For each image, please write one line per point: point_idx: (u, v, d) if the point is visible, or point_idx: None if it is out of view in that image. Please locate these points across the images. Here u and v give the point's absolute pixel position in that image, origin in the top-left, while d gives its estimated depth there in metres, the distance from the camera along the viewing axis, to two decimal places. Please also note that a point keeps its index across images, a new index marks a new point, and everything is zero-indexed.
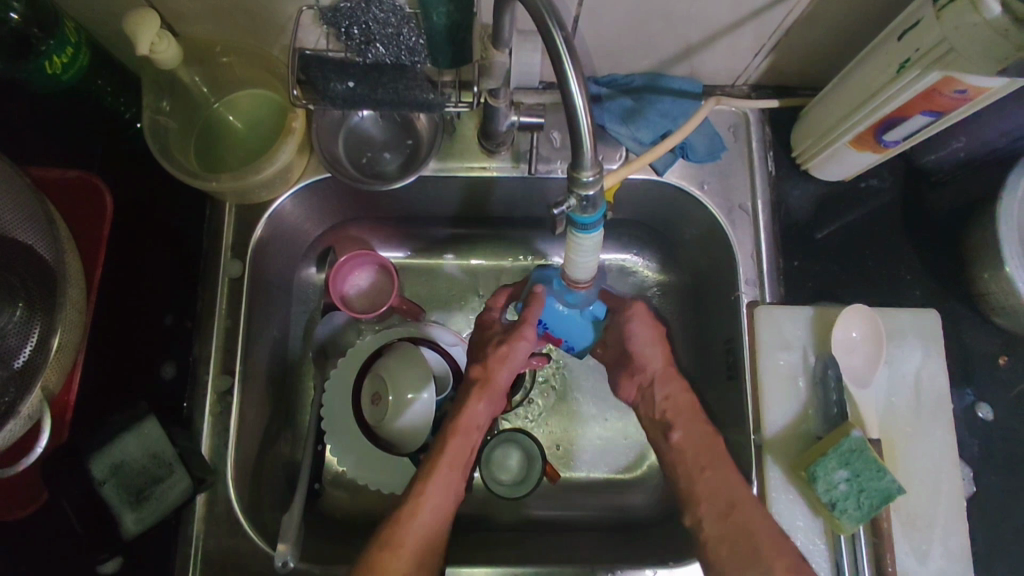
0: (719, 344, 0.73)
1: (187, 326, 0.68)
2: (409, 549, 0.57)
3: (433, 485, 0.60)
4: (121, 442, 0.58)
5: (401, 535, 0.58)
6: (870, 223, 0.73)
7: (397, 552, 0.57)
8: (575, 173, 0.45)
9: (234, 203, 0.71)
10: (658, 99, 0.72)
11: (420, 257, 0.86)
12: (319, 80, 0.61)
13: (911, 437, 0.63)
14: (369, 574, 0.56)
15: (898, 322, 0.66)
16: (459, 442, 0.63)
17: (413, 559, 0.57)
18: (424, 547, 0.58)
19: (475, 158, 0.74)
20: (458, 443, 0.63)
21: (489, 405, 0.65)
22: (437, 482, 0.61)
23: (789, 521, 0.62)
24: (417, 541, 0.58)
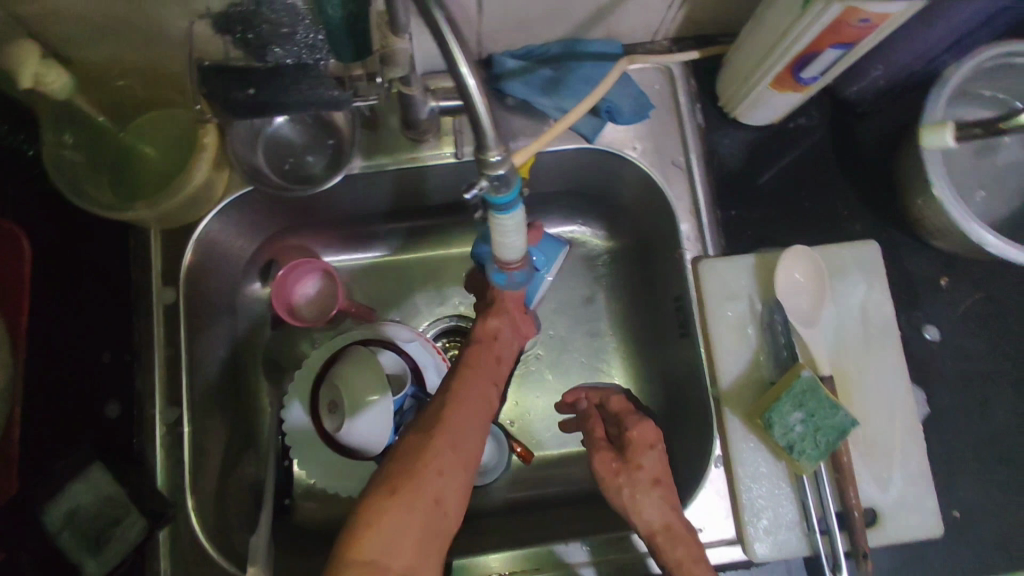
0: (670, 303, 0.73)
1: (126, 360, 0.66)
2: (441, 451, 0.52)
3: (465, 394, 0.58)
4: (71, 489, 0.57)
5: (431, 438, 0.53)
6: (801, 162, 0.73)
7: (427, 456, 0.52)
8: (481, 156, 0.44)
9: (158, 229, 0.68)
10: (579, 65, 0.71)
11: (366, 257, 0.84)
12: (218, 92, 0.58)
13: (863, 368, 0.64)
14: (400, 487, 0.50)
15: (838, 258, 0.66)
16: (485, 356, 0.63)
17: (451, 469, 0.52)
18: (457, 451, 0.53)
19: (401, 150, 0.72)
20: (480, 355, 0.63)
21: (505, 320, 0.66)
22: (460, 395, 0.58)
23: (753, 468, 0.62)
24: (452, 449, 0.53)
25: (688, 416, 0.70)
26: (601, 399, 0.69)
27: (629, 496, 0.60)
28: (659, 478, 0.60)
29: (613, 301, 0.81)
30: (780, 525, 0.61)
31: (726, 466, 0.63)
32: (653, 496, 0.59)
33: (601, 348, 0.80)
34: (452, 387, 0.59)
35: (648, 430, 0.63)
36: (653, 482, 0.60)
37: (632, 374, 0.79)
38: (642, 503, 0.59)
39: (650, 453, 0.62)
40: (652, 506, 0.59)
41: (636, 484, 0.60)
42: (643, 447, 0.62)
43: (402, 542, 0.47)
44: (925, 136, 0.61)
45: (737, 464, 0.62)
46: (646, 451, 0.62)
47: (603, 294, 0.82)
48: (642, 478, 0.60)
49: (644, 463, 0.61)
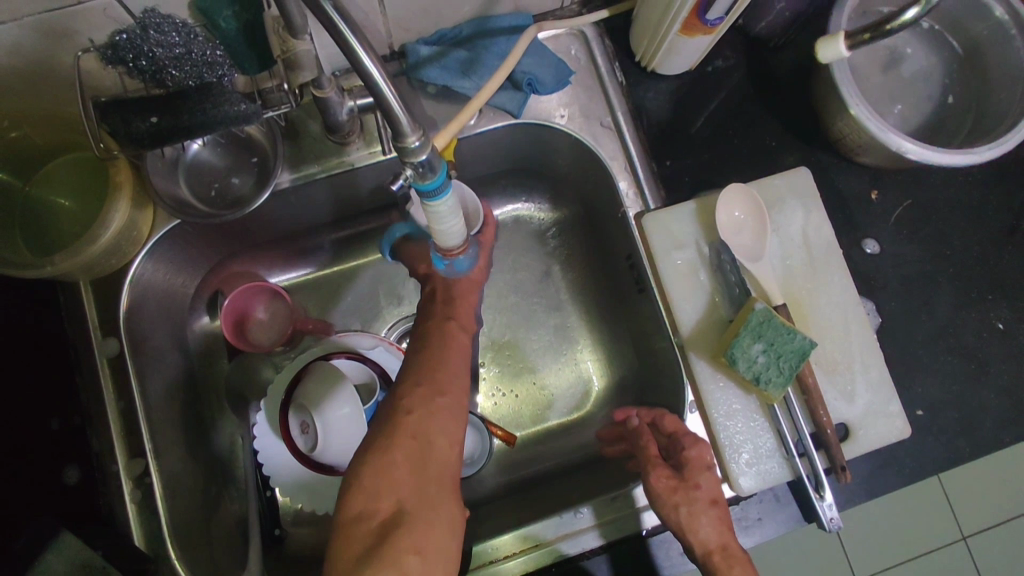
0: (623, 262, 0.74)
1: (78, 423, 0.63)
2: (442, 398, 0.55)
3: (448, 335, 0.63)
4: (44, 564, 0.53)
5: (429, 388, 0.56)
6: (727, 103, 0.74)
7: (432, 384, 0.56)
8: (401, 145, 0.43)
9: (88, 280, 0.65)
10: (492, 42, 0.70)
11: (314, 271, 0.83)
12: (120, 126, 0.55)
13: (813, 291, 0.66)
14: (415, 419, 0.53)
15: (774, 190, 0.68)
16: (441, 303, 0.67)
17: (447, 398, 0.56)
18: (457, 398, 0.56)
19: (326, 156, 0.70)
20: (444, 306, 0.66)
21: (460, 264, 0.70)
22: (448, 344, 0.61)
23: (727, 407, 0.64)
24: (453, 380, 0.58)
25: (658, 368, 0.71)
26: (654, 419, 0.66)
27: (687, 515, 0.58)
28: (715, 498, 0.60)
29: (568, 270, 0.82)
30: (761, 456, 0.63)
31: (701, 409, 0.65)
32: (710, 516, 0.59)
33: (565, 319, 0.81)
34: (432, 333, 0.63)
35: (706, 452, 0.61)
36: (710, 502, 0.60)
37: (599, 339, 0.80)
38: (699, 522, 0.58)
39: (708, 475, 0.61)
40: (708, 528, 0.58)
41: (694, 503, 0.59)
42: (700, 468, 0.61)
43: (426, 471, 0.50)
44: (821, 51, 0.55)
45: (711, 405, 0.64)
46: (703, 472, 0.61)
47: (557, 266, 0.82)
48: (700, 499, 0.59)
49: (702, 483, 0.60)
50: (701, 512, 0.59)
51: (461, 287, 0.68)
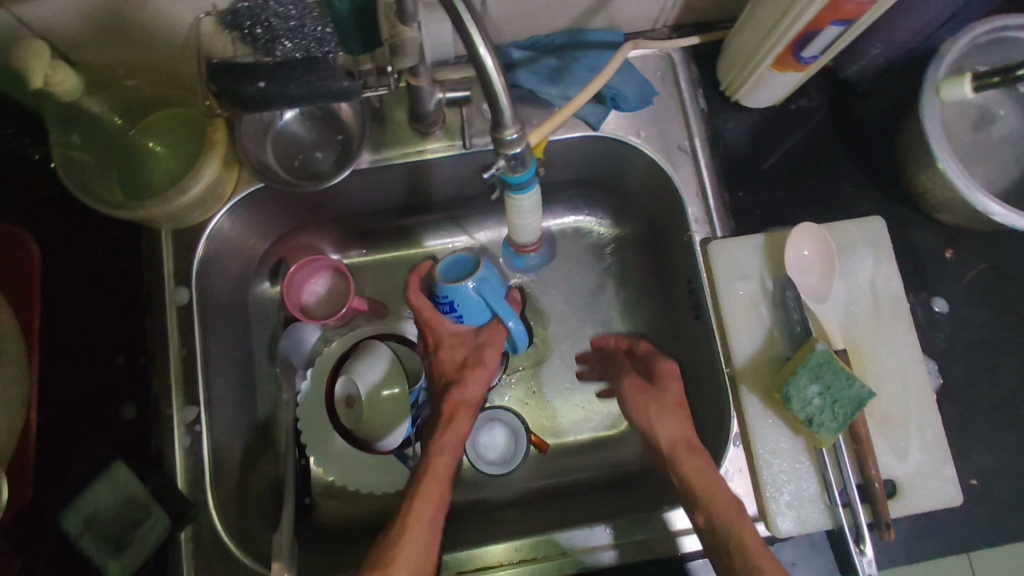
0: (682, 287, 0.74)
1: (142, 363, 0.65)
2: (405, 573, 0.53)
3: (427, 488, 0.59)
4: (90, 493, 0.56)
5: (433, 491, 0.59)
6: (806, 143, 0.74)
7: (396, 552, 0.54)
8: (498, 135, 0.44)
9: (169, 229, 0.68)
10: (582, 54, 0.71)
11: (372, 254, 0.85)
12: (229, 86, 0.57)
13: (875, 341, 0.65)
14: None
15: (846, 234, 0.67)
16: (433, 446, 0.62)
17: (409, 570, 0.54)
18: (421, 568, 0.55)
19: (407, 144, 0.72)
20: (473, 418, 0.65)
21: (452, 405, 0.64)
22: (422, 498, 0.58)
23: (773, 444, 0.63)
24: (420, 549, 0.55)
25: (704, 396, 0.71)
26: (629, 345, 0.74)
27: (654, 410, 0.63)
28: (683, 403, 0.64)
29: (623, 288, 0.82)
30: (802, 500, 0.61)
31: (745, 444, 0.64)
32: (676, 415, 0.63)
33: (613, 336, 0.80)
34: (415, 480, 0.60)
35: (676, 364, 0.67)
36: (677, 405, 0.64)
37: None
38: (664, 418, 0.63)
39: (677, 381, 0.65)
40: (668, 424, 0.62)
41: (662, 403, 0.64)
42: (670, 375, 0.66)
43: None
44: (946, 89, 0.61)
45: (757, 441, 0.63)
46: (673, 379, 0.66)
47: (611, 283, 0.82)
48: (667, 400, 0.64)
49: (671, 388, 0.65)
50: (665, 408, 0.63)
51: (454, 424, 0.63)
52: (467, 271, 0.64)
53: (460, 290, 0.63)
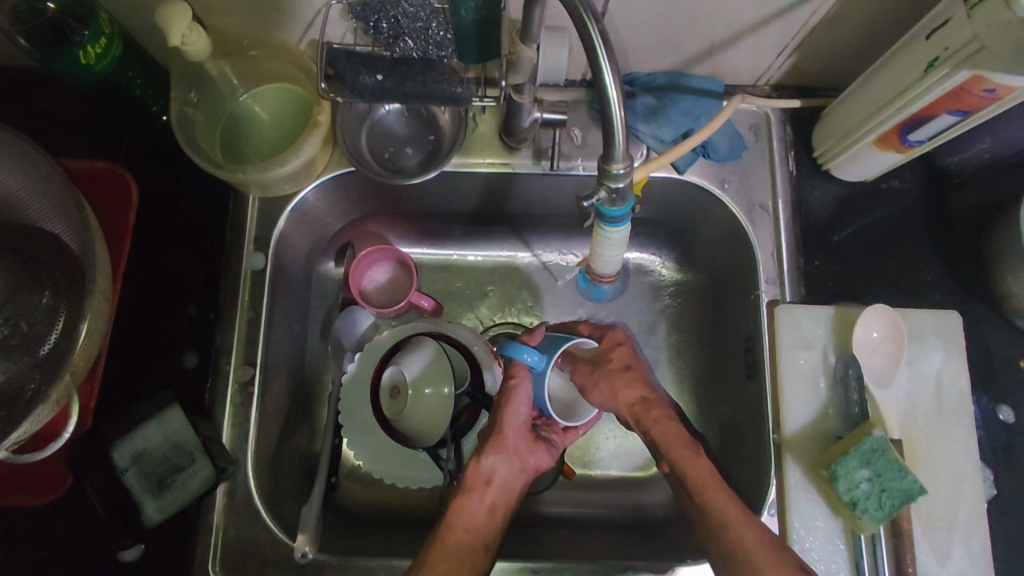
0: (739, 344, 0.72)
1: (209, 317, 0.68)
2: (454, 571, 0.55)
3: (464, 509, 0.59)
4: (143, 431, 0.59)
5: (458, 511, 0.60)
6: (894, 222, 0.72)
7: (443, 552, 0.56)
8: (605, 166, 0.46)
9: (258, 197, 0.71)
10: (680, 97, 0.72)
11: (423, 254, 0.84)
12: (347, 73, 0.60)
13: (933, 437, 0.63)
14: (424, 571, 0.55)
15: (919, 323, 0.66)
16: (475, 471, 0.61)
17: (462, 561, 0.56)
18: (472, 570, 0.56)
19: (495, 154, 0.74)
20: (498, 460, 0.61)
21: (496, 445, 0.61)
22: (460, 514, 0.59)
23: (810, 520, 0.62)
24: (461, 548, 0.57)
25: (744, 459, 0.69)
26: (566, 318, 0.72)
27: (607, 385, 0.65)
28: (628, 364, 0.67)
29: (675, 335, 0.80)
30: None
31: (781, 514, 0.63)
32: (626, 378, 0.66)
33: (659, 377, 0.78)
34: (457, 500, 0.60)
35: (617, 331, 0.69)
36: (624, 367, 0.67)
37: (687, 410, 0.77)
38: (618, 387, 0.65)
39: (621, 349, 0.68)
40: (626, 388, 0.66)
41: (611, 376, 0.66)
42: (613, 344, 0.68)
43: None
44: None
45: (794, 514, 0.62)
46: (615, 346, 0.68)
47: (664, 327, 0.80)
48: (616, 367, 0.67)
49: (614, 355, 0.68)
50: (627, 387, 0.66)
51: (498, 456, 0.61)
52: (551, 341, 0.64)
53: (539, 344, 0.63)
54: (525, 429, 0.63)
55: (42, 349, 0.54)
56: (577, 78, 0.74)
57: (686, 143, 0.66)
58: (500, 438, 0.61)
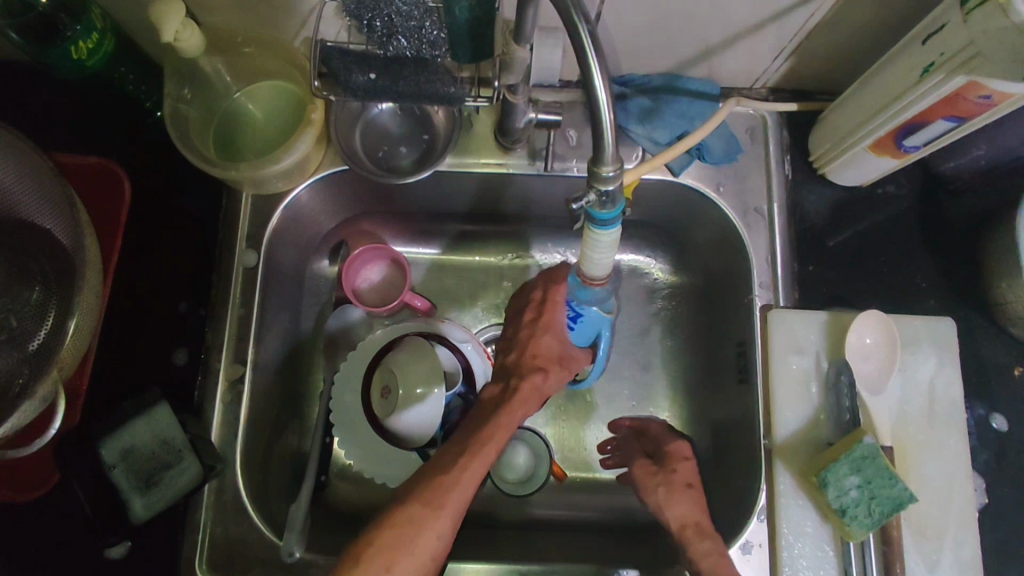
0: (731, 348, 0.72)
1: (201, 313, 0.69)
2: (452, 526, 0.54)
3: (485, 457, 0.56)
4: (130, 427, 0.59)
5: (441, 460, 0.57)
6: (889, 228, 0.72)
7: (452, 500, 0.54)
8: (595, 168, 0.45)
9: (251, 194, 0.71)
10: (676, 99, 0.71)
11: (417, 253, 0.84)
12: (341, 71, 0.60)
13: (924, 445, 0.63)
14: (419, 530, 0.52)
15: (913, 330, 0.66)
16: (509, 416, 0.59)
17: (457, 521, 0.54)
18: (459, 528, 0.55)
19: (489, 154, 0.73)
20: (516, 426, 0.60)
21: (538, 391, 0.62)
22: (479, 461, 0.56)
23: (799, 527, 0.62)
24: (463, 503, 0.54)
25: (734, 463, 0.69)
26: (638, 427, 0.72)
27: (664, 495, 0.62)
28: (692, 482, 0.63)
29: (669, 338, 0.79)
30: None
31: (771, 520, 0.63)
32: (685, 495, 0.62)
33: (651, 380, 0.78)
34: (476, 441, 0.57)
35: (687, 444, 0.66)
36: (685, 485, 0.62)
37: (678, 412, 0.77)
38: (673, 501, 0.61)
39: (685, 462, 0.64)
40: (676, 505, 0.61)
41: (669, 485, 0.63)
42: (679, 457, 0.65)
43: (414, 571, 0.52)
44: None
45: (783, 520, 0.62)
46: (681, 459, 0.65)
47: (658, 329, 0.80)
48: (676, 480, 0.63)
49: (678, 468, 0.64)
50: (671, 495, 0.62)
51: (527, 407, 0.61)
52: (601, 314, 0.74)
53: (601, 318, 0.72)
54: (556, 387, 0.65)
55: (30, 346, 0.54)
56: (572, 79, 0.74)
57: (682, 144, 0.64)
58: (541, 389, 0.62)
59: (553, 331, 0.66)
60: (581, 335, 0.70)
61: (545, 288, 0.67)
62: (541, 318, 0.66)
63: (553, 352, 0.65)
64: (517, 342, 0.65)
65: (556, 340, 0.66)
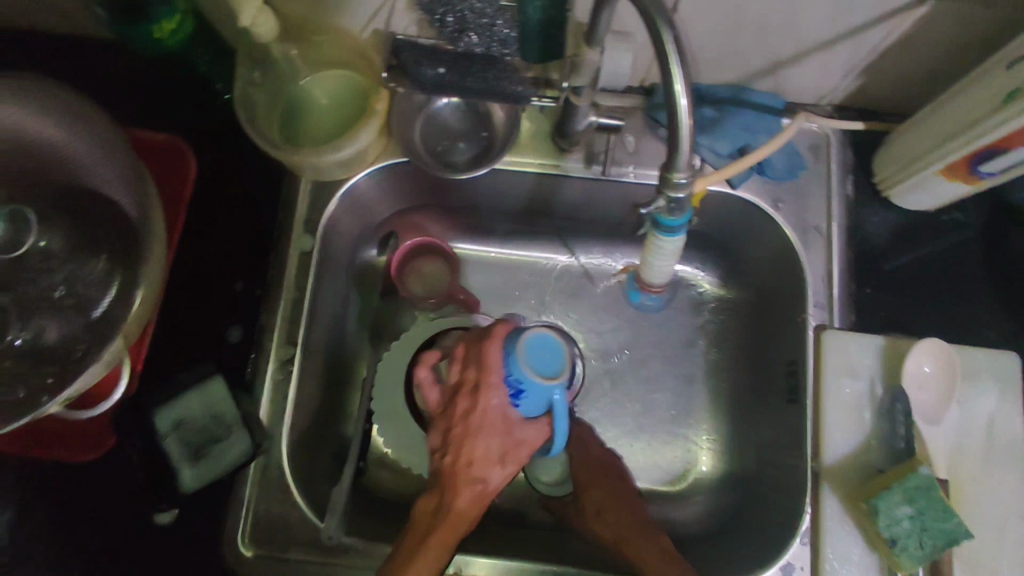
0: (780, 367, 0.71)
1: (256, 294, 0.69)
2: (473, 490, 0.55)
3: (484, 420, 0.55)
4: (185, 400, 0.61)
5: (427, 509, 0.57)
6: (953, 255, 0.69)
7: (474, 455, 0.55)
8: (667, 175, 0.45)
9: (310, 180, 0.72)
10: (741, 111, 0.70)
11: (464, 249, 0.84)
12: (410, 65, 0.60)
13: (981, 481, 0.61)
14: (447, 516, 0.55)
15: (973, 361, 0.64)
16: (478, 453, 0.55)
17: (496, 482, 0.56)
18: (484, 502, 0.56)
19: (546, 155, 0.73)
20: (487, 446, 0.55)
21: (484, 461, 0.55)
22: (473, 424, 0.55)
23: (845, 552, 0.61)
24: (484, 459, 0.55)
25: (778, 484, 0.68)
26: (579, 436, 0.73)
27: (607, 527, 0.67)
28: (601, 508, 0.68)
29: (713, 350, 0.79)
30: None
31: (815, 544, 0.62)
32: (617, 515, 0.67)
33: (692, 392, 0.77)
34: (460, 424, 0.56)
35: (590, 470, 0.70)
36: (596, 509, 0.68)
37: (718, 427, 0.76)
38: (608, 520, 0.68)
39: (599, 486, 0.69)
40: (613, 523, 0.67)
41: (593, 515, 0.69)
42: (594, 480, 0.70)
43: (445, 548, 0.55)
44: None
45: (828, 545, 0.61)
46: (596, 487, 0.69)
47: (702, 341, 0.79)
48: (589, 508, 0.69)
49: (590, 495, 0.69)
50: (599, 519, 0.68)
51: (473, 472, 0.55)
52: (555, 366, 0.55)
53: (548, 389, 0.55)
54: (521, 447, 0.56)
55: (95, 313, 0.56)
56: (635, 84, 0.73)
57: (746, 158, 0.64)
58: (489, 473, 0.55)
59: (497, 397, 0.55)
60: (528, 409, 0.55)
61: (478, 353, 0.56)
62: (473, 408, 0.55)
63: (497, 432, 0.55)
64: (450, 441, 0.56)
65: (495, 435, 0.55)
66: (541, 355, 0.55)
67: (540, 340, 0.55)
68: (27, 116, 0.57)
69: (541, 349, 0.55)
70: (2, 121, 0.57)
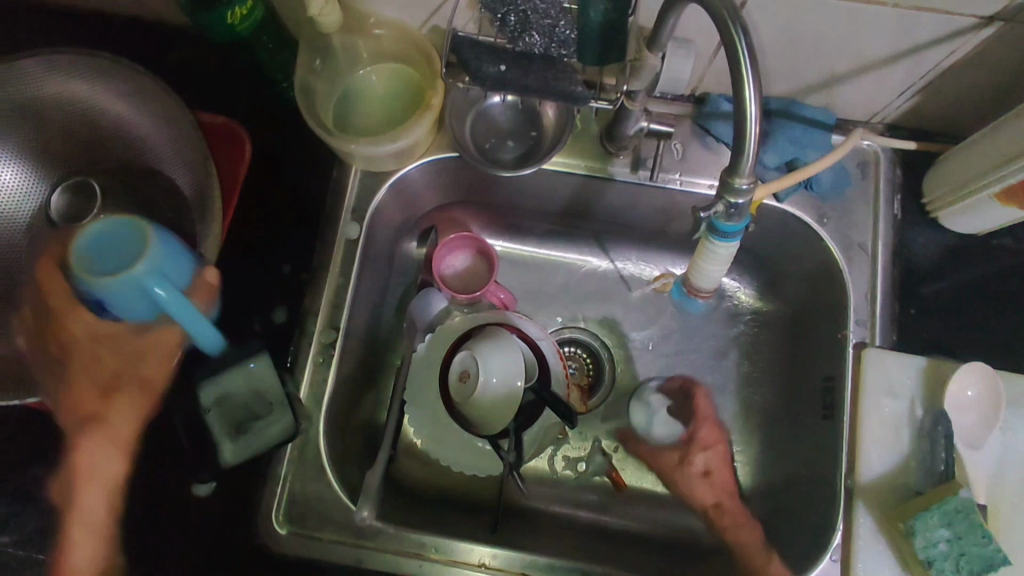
0: (816, 383, 0.71)
1: (301, 278, 0.70)
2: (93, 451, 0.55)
3: (110, 347, 0.55)
4: (225, 377, 0.61)
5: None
6: (1001, 281, 0.68)
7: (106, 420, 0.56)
8: (729, 178, 0.45)
9: (360, 169, 0.73)
10: (790, 125, 0.69)
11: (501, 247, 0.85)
12: (471, 61, 0.62)
13: (1019, 507, 0.61)
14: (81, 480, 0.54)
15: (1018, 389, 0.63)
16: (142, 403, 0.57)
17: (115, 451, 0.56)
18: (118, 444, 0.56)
19: (592, 158, 0.74)
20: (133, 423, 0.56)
21: (120, 415, 0.56)
22: (91, 362, 0.55)
23: (876, 572, 0.61)
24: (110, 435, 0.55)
25: (808, 500, 0.67)
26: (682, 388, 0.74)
27: (685, 488, 0.71)
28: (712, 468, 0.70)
29: (748, 363, 0.78)
30: None
31: (846, 560, 0.62)
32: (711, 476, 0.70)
33: (723, 404, 0.77)
34: (70, 361, 0.54)
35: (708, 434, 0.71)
36: (701, 474, 0.70)
37: (748, 441, 0.75)
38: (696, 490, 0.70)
39: (709, 441, 0.71)
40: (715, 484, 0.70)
41: (688, 478, 0.71)
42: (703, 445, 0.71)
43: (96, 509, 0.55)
44: None
45: (859, 562, 0.61)
46: (701, 450, 0.71)
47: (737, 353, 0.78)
48: (693, 471, 0.71)
49: (696, 460, 0.71)
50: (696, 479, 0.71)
51: (92, 437, 0.55)
52: (126, 254, 0.50)
53: (122, 287, 0.49)
54: (110, 398, 0.56)
55: None
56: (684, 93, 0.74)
57: (798, 174, 0.64)
58: (105, 431, 0.55)
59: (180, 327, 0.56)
60: (129, 310, 0.52)
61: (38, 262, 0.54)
62: (65, 344, 0.54)
63: (165, 350, 0.57)
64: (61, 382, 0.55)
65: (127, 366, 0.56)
66: (113, 241, 0.50)
67: (167, 237, 0.52)
68: (103, 94, 0.60)
69: (104, 245, 0.50)
70: (79, 97, 0.60)
